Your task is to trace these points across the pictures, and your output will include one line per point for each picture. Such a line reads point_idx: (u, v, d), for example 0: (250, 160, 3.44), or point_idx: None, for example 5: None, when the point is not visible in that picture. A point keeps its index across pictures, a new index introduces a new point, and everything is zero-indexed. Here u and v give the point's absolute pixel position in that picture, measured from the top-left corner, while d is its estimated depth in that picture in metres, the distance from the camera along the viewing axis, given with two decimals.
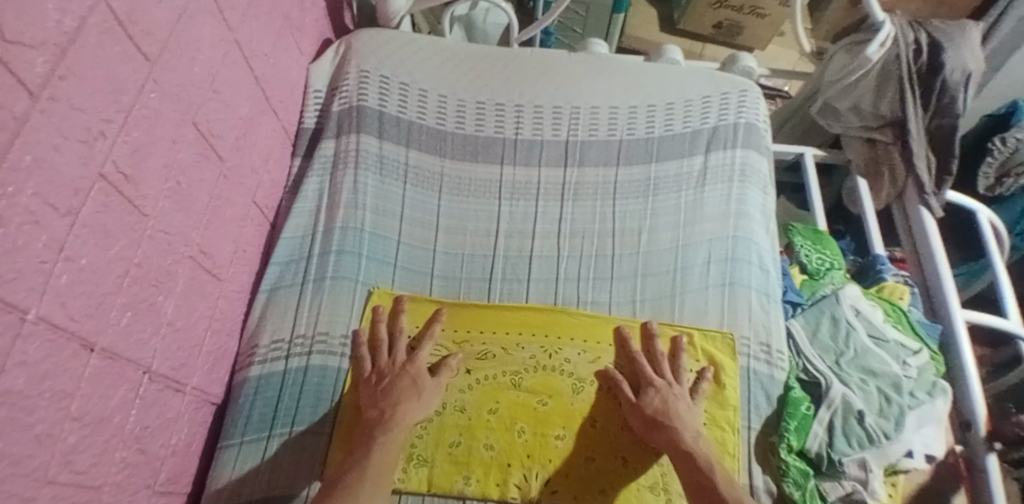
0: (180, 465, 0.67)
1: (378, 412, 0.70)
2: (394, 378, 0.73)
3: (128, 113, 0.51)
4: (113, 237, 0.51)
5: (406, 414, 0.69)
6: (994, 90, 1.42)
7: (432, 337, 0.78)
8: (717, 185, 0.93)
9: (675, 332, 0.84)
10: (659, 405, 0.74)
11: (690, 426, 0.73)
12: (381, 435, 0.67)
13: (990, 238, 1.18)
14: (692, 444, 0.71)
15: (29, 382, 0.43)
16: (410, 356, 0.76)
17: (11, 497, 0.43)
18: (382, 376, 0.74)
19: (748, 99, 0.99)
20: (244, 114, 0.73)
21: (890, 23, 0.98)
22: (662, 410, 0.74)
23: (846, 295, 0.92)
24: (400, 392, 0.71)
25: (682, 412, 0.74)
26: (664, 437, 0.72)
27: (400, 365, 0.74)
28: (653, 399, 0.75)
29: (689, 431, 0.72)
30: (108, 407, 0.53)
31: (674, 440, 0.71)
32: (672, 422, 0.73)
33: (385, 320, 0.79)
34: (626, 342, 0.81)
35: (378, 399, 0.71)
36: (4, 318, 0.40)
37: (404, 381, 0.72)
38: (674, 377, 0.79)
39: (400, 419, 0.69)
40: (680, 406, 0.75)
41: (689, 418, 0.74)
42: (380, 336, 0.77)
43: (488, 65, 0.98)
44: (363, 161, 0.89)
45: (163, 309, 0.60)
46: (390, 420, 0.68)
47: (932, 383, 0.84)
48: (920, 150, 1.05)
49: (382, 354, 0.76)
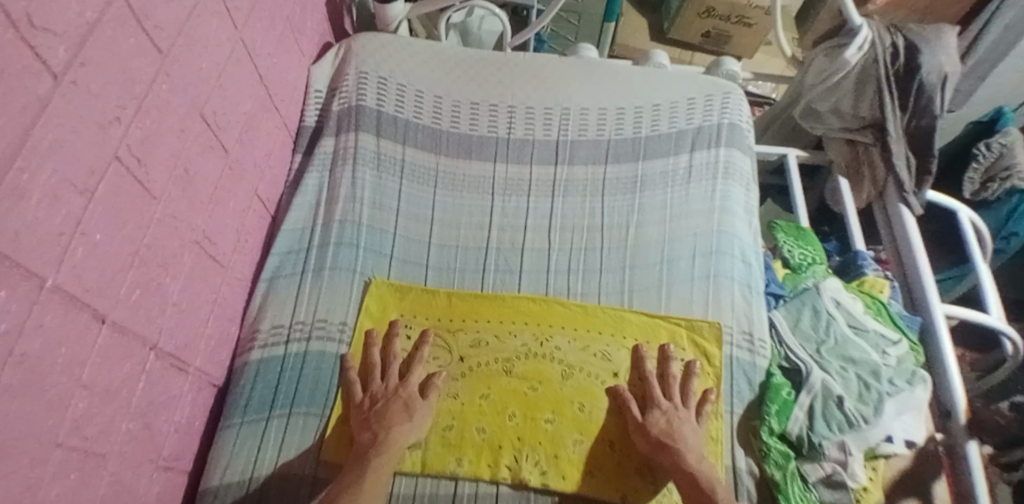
0: (183, 443, 0.69)
1: (371, 436, 0.71)
2: (388, 401, 0.75)
3: (141, 102, 0.55)
4: (125, 217, 0.55)
5: (396, 440, 0.71)
6: (977, 96, 1.47)
7: (422, 361, 0.79)
8: (702, 183, 0.97)
9: (688, 358, 0.85)
10: (665, 427, 0.76)
11: (693, 447, 0.74)
12: (373, 458, 0.68)
13: (971, 238, 1.20)
14: (695, 466, 0.72)
15: (44, 346, 0.47)
16: (404, 379, 0.77)
17: (25, 454, 0.46)
18: (375, 402, 0.75)
19: (731, 100, 1.03)
20: (247, 110, 0.76)
21: (868, 27, 1.03)
22: (667, 431, 0.75)
23: (826, 287, 0.94)
24: (392, 419, 0.73)
25: (686, 434, 0.75)
26: (669, 457, 0.73)
27: (393, 390, 0.76)
28: (657, 418, 0.77)
29: (692, 452, 0.74)
30: (116, 378, 0.56)
31: (679, 462, 0.73)
32: (677, 444, 0.74)
33: (378, 345, 0.80)
34: (641, 362, 0.83)
35: (371, 423, 0.72)
36: (24, 284, 0.43)
37: (396, 405, 0.74)
38: (681, 399, 0.81)
39: (390, 445, 0.70)
40: (685, 428, 0.76)
41: (693, 440, 0.75)
42: (374, 362, 0.79)
43: (482, 68, 1.02)
44: (360, 157, 0.93)
45: (169, 290, 0.63)
46: (382, 444, 0.70)
47: (911, 373, 0.85)
48: (899, 150, 1.08)
49: (376, 379, 0.77)
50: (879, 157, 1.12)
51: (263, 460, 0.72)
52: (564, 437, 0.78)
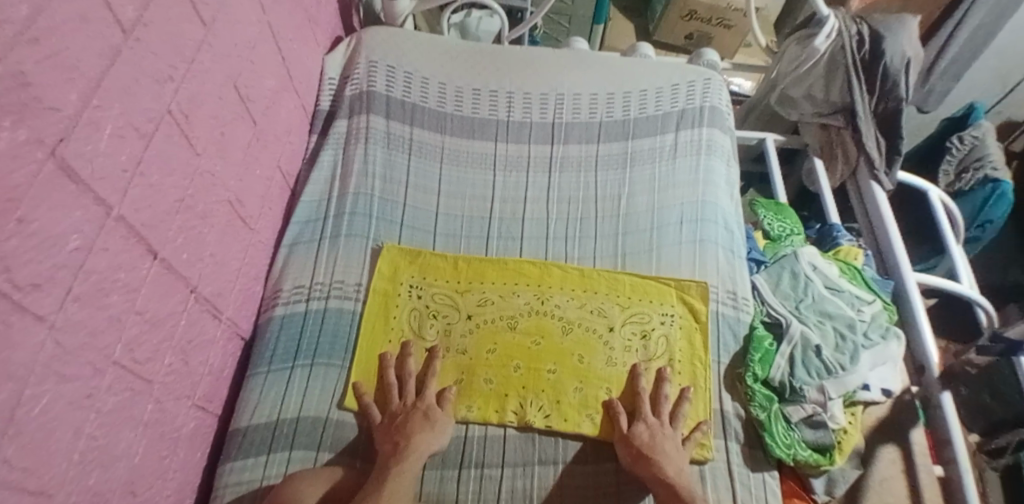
0: (213, 386, 0.77)
1: (391, 445, 0.73)
2: (407, 415, 0.77)
3: (189, 65, 0.63)
4: (174, 165, 0.62)
5: (419, 448, 0.73)
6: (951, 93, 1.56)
7: (435, 374, 0.82)
8: (686, 158, 1.04)
9: (682, 383, 0.86)
10: (648, 439, 0.77)
11: (673, 460, 0.75)
12: (392, 467, 0.69)
13: (944, 220, 1.23)
14: (675, 478, 0.73)
15: (108, 267, 0.53)
16: (421, 393, 0.80)
17: (88, 364, 0.52)
18: (394, 416, 0.77)
19: (712, 85, 1.11)
20: (271, 87, 0.86)
21: (834, 17, 1.12)
22: (649, 443, 0.76)
23: (804, 252, 1.00)
24: (413, 427, 0.75)
25: (667, 449, 0.76)
26: (649, 471, 0.74)
27: (411, 404, 0.78)
28: (644, 432, 0.78)
29: (672, 466, 0.74)
30: (163, 311, 0.63)
31: (658, 474, 0.73)
32: (656, 457, 0.75)
33: (393, 365, 0.82)
34: (637, 379, 0.84)
35: (393, 433, 0.75)
36: (93, 209, 0.50)
37: (416, 416, 0.76)
38: (670, 420, 0.81)
39: (413, 451, 0.72)
40: (668, 444, 0.77)
41: (675, 455, 0.76)
42: (390, 382, 0.80)
43: (481, 57, 1.11)
44: (372, 137, 1.02)
45: (206, 240, 0.71)
46: (405, 451, 0.72)
47: (885, 328, 0.91)
48: (869, 131, 1.15)
49: (393, 397, 0.79)
50: (850, 139, 1.19)
51: (289, 404, 0.79)
52: (563, 382, 0.84)
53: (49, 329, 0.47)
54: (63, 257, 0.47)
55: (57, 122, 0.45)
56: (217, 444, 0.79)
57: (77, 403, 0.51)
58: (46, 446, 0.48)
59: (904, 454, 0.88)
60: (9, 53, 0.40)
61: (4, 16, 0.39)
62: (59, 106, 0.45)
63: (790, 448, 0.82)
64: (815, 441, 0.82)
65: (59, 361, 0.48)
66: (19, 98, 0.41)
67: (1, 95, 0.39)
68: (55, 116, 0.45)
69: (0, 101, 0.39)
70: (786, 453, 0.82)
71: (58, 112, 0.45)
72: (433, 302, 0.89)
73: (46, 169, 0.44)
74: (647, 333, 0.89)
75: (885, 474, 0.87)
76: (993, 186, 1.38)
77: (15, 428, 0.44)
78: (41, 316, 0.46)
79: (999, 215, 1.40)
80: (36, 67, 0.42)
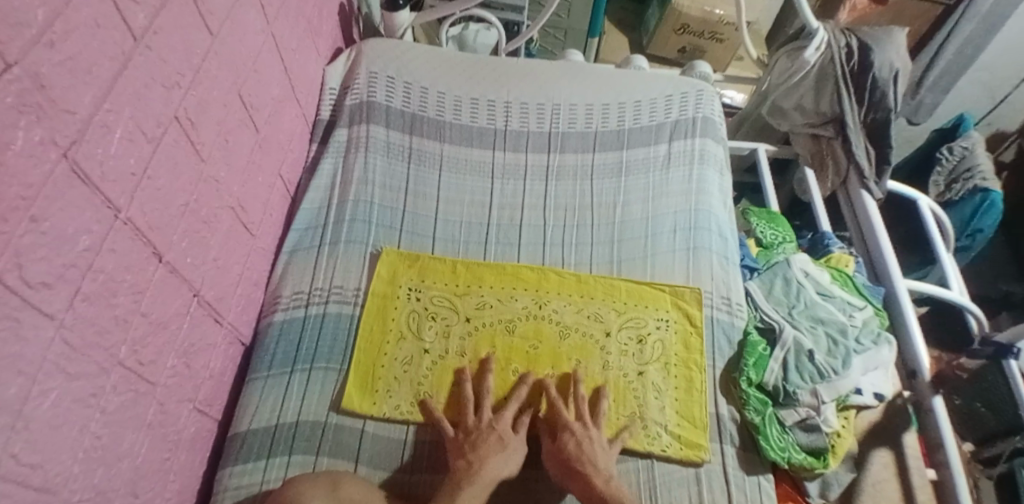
0: (214, 390, 0.78)
1: (465, 463, 0.73)
2: (481, 432, 0.76)
3: (195, 73, 0.65)
4: (179, 170, 0.64)
5: (488, 473, 0.71)
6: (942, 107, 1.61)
7: (518, 400, 0.81)
8: (680, 168, 1.06)
9: (675, 388, 0.87)
10: (574, 449, 0.75)
11: (602, 466, 0.74)
12: (464, 488, 0.69)
13: (932, 226, 1.25)
14: (604, 488, 0.72)
15: (115, 267, 0.54)
16: (495, 415, 0.79)
17: (95, 363, 0.53)
18: (470, 434, 0.77)
19: (704, 97, 1.13)
20: (273, 96, 0.88)
21: (823, 30, 1.15)
22: (576, 453, 0.75)
23: (796, 259, 1.02)
24: (487, 448, 0.74)
25: (597, 456, 0.75)
26: (579, 483, 0.73)
27: (487, 423, 0.78)
28: (571, 437, 0.77)
29: (601, 475, 0.73)
30: (167, 313, 0.64)
31: (585, 482, 0.72)
32: (585, 464, 0.74)
33: (470, 379, 0.83)
34: (547, 388, 0.83)
35: (466, 451, 0.74)
36: (103, 210, 0.52)
37: (490, 437, 0.76)
38: (592, 420, 0.80)
39: (484, 475, 0.71)
40: (596, 450, 0.76)
41: (603, 461, 0.75)
42: (466, 395, 0.81)
43: (479, 67, 1.14)
44: (372, 145, 1.04)
45: (210, 244, 0.72)
46: (475, 473, 0.71)
47: (877, 333, 0.92)
48: (858, 141, 1.18)
49: (472, 414, 0.79)
50: (840, 149, 1.22)
51: (287, 409, 0.80)
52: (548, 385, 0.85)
53: (58, 327, 0.47)
54: (73, 257, 0.48)
55: (71, 124, 0.46)
56: (217, 448, 0.80)
57: (83, 402, 0.52)
58: (53, 443, 0.48)
59: (896, 457, 0.89)
60: (28, 56, 0.41)
61: (25, 20, 0.40)
62: (73, 109, 0.47)
63: (784, 451, 0.83)
64: (809, 444, 0.83)
65: (67, 358, 0.49)
66: (36, 99, 0.42)
67: (19, 95, 0.41)
68: (70, 118, 0.46)
69: (19, 102, 0.41)
70: (780, 456, 0.83)
71: (72, 115, 0.46)
72: (432, 304, 0.90)
73: (58, 170, 0.46)
74: (643, 338, 0.90)
75: (878, 477, 0.87)
76: (983, 196, 1.39)
77: (24, 423, 0.45)
78: (51, 314, 0.47)
79: (990, 224, 1.41)
80: (53, 70, 0.44)
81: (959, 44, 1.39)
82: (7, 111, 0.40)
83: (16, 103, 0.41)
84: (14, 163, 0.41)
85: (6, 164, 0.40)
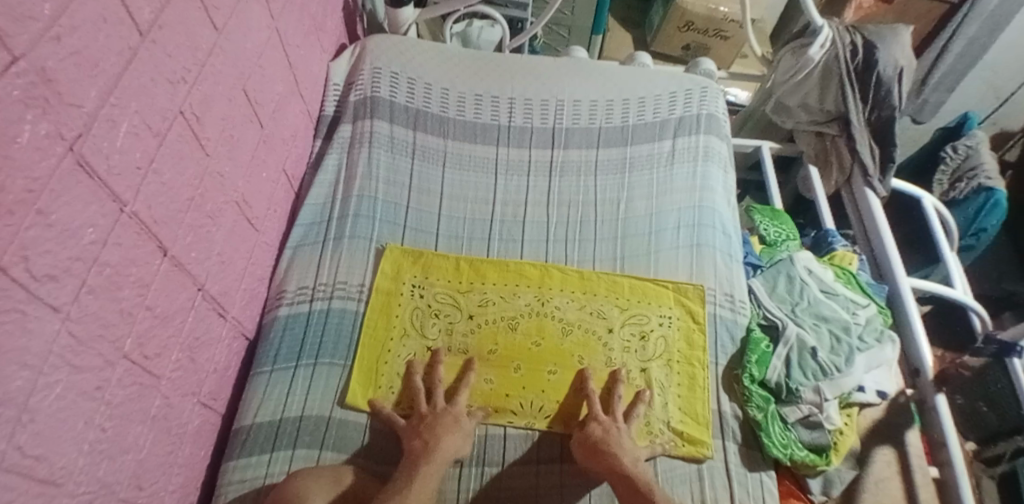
0: (218, 384, 0.78)
1: (421, 443, 0.72)
2: (436, 414, 0.77)
3: (201, 67, 0.65)
4: (185, 164, 0.64)
5: (445, 451, 0.72)
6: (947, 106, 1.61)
7: (468, 387, 0.81)
8: (684, 164, 1.06)
9: (676, 389, 0.87)
10: (600, 435, 0.76)
11: (628, 450, 0.75)
12: (422, 465, 0.69)
13: (936, 225, 1.24)
14: (632, 468, 0.72)
15: (121, 261, 0.55)
16: (448, 405, 0.79)
17: (100, 356, 0.53)
18: (423, 418, 0.76)
19: (708, 94, 1.13)
20: (278, 91, 0.88)
21: (828, 27, 1.14)
22: (603, 438, 0.76)
23: (799, 257, 1.02)
24: (443, 429, 0.75)
25: (625, 443, 0.76)
26: (604, 464, 0.73)
27: (441, 408, 0.78)
28: (599, 426, 0.77)
29: (629, 457, 0.74)
30: (172, 307, 0.64)
31: (613, 465, 0.73)
32: (612, 450, 0.74)
33: (420, 373, 0.83)
34: (585, 382, 0.84)
35: (421, 431, 0.74)
36: (109, 204, 0.52)
37: (446, 418, 0.76)
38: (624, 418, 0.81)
39: (440, 454, 0.71)
40: (623, 439, 0.76)
41: (630, 447, 0.76)
42: (418, 386, 0.81)
43: (483, 63, 1.14)
44: (375, 140, 1.04)
45: (214, 239, 0.72)
46: (432, 452, 0.71)
47: (880, 331, 0.92)
48: (862, 139, 1.18)
49: (423, 402, 0.79)
50: (844, 147, 1.22)
51: (291, 403, 0.80)
52: (580, 375, 0.85)
53: (63, 320, 0.48)
54: (78, 250, 0.49)
55: (77, 118, 0.47)
56: (221, 440, 0.81)
57: (88, 395, 0.52)
58: (58, 435, 0.49)
59: (900, 455, 0.89)
60: (35, 50, 0.41)
61: (31, 14, 0.41)
62: (79, 103, 0.47)
63: (787, 447, 0.83)
64: (811, 441, 0.84)
65: (73, 351, 0.49)
66: (42, 93, 0.43)
67: (26, 89, 0.41)
68: (75, 112, 0.47)
69: (25, 95, 0.41)
70: (782, 452, 0.83)
71: (77, 109, 0.47)
72: (435, 301, 0.90)
73: (64, 163, 0.46)
74: (646, 335, 0.90)
75: (880, 475, 0.87)
76: (987, 196, 1.39)
77: (29, 415, 0.45)
78: (56, 307, 0.47)
79: (993, 223, 1.42)
80: (59, 64, 0.44)
81: (964, 42, 1.38)
82: (13, 105, 0.40)
83: (22, 97, 0.41)
84: (20, 157, 0.41)
85: (11, 157, 0.40)
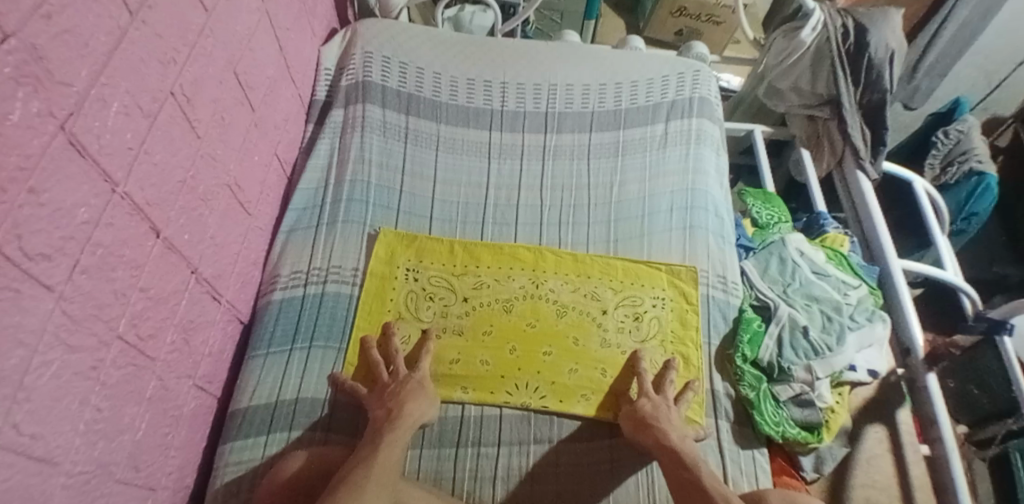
0: (213, 368, 0.78)
1: (385, 412, 0.73)
2: (399, 382, 0.77)
3: (191, 49, 0.65)
4: (176, 146, 0.64)
5: (410, 417, 0.72)
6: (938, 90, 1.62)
7: (429, 354, 0.83)
8: (676, 147, 1.06)
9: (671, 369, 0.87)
10: (650, 410, 0.77)
11: (676, 428, 0.76)
12: (386, 433, 0.69)
13: (928, 208, 1.25)
14: (677, 444, 0.73)
15: (114, 241, 0.55)
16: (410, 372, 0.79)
17: (95, 335, 0.53)
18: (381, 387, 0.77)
19: (701, 77, 1.13)
20: (269, 75, 0.88)
21: (820, 10, 1.13)
22: (652, 414, 0.77)
23: (791, 239, 1.02)
24: (406, 394, 0.75)
25: (671, 418, 0.77)
26: (650, 438, 0.75)
27: (403, 376, 0.78)
28: (652, 403, 0.79)
29: (675, 432, 0.75)
30: (166, 289, 0.64)
31: (661, 439, 0.74)
32: (659, 425, 0.75)
33: (376, 347, 0.83)
34: (638, 365, 0.84)
35: (386, 400, 0.75)
36: (101, 184, 0.52)
37: (410, 384, 0.77)
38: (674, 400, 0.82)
39: (405, 419, 0.72)
40: (671, 414, 0.78)
41: (677, 423, 0.77)
42: (376, 360, 0.80)
43: (474, 47, 1.14)
44: (368, 124, 1.04)
45: (207, 222, 0.72)
46: (399, 418, 0.72)
47: (871, 311, 0.94)
48: (855, 121, 1.18)
49: (382, 370, 0.79)
50: (836, 130, 1.22)
51: (287, 385, 0.80)
52: (633, 359, 0.86)
53: (57, 299, 0.48)
54: (71, 229, 0.49)
55: (68, 96, 0.46)
56: (217, 425, 0.81)
57: (84, 375, 0.52)
58: (53, 414, 0.49)
59: (890, 433, 0.90)
60: (24, 27, 0.41)
61: None
62: (69, 82, 0.47)
63: (779, 425, 0.84)
64: (803, 419, 0.85)
65: (68, 330, 0.50)
66: (34, 71, 0.42)
67: (17, 66, 0.41)
68: (66, 91, 0.46)
69: (17, 72, 0.41)
70: (774, 430, 0.84)
71: (68, 87, 0.46)
72: (430, 284, 0.90)
73: (56, 142, 0.46)
74: (640, 315, 0.91)
75: (872, 452, 0.88)
76: (979, 179, 1.40)
77: (25, 393, 0.45)
78: (51, 285, 0.47)
79: (985, 207, 1.42)
80: (50, 42, 0.44)
81: (957, 25, 1.36)
82: (4, 82, 0.40)
83: (14, 74, 0.41)
84: (12, 134, 0.41)
85: (4, 134, 0.40)
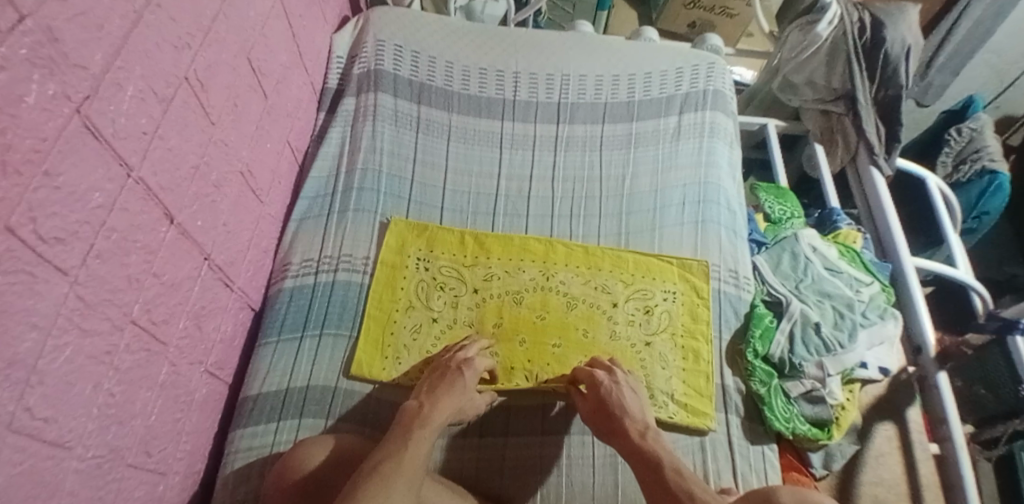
0: (224, 354, 0.79)
1: (416, 405, 0.72)
2: (446, 369, 0.76)
3: (206, 34, 0.65)
4: (189, 132, 0.63)
5: (440, 415, 0.70)
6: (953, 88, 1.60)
7: (477, 342, 0.82)
8: (690, 140, 1.05)
9: (682, 361, 0.87)
10: (604, 391, 0.75)
11: (637, 416, 0.73)
12: (415, 430, 0.67)
13: (940, 205, 1.24)
14: (642, 443, 0.70)
15: (128, 227, 0.54)
16: (468, 354, 0.78)
17: (107, 320, 0.53)
18: (434, 370, 0.77)
19: (715, 70, 1.12)
20: (282, 62, 0.88)
21: (836, 4, 1.13)
22: (609, 400, 0.74)
23: (803, 234, 1.01)
24: (444, 390, 0.73)
25: (628, 401, 0.75)
26: (618, 434, 0.72)
27: (456, 364, 0.76)
28: (606, 382, 0.76)
29: (635, 422, 0.73)
30: (179, 275, 0.64)
31: (627, 442, 0.71)
32: (622, 415, 0.73)
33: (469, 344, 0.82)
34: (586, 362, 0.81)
35: (422, 393, 0.74)
36: (115, 168, 0.51)
37: (450, 372, 0.75)
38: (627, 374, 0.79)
39: (436, 415, 0.70)
40: (628, 394, 0.76)
41: (638, 413, 0.74)
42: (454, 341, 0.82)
43: (486, 37, 1.13)
44: (379, 114, 1.03)
45: (219, 210, 0.72)
46: (428, 414, 0.70)
47: (883, 309, 0.93)
48: (869, 117, 1.15)
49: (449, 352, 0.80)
50: (850, 125, 1.20)
51: (297, 374, 0.80)
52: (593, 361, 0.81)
53: (71, 283, 0.48)
54: (86, 214, 0.48)
55: (83, 79, 0.46)
56: (228, 411, 0.81)
57: (98, 359, 0.52)
58: (67, 398, 0.49)
59: (900, 431, 0.89)
60: (39, 8, 0.41)
61: None
62: (84, 64, 0.46)
63: (789, 421, 0.83)
64: (813, 415, 0.84)
65: (82, 315, 0.49)
66: (49, 53, 0.42)
67: (32, 48, 0.41)
68: (82, 73, 0.46)
69: (33, 54, 0.41)
70: (784, 426, 0.83)
71: (83, 70, 0.46)
72: (440, 274, 0.90)
73: (71, 125, 0.45)
74: (650, 309, 0.90)
75: (881, 450, 0.87)
76: (990, 178, 1.38)
77: (38, 377, 0.45)
78: (65, 270, 0.47)
79: (996, 206, 1.41)
80: (66, 24, 0.44)
81: (971, 23, 1.34)
82: (20, 64, 0.40)
83: (30, 56, 0.40)
84: (26, 116, 0.40)
85: (18, 116, 0.40)
